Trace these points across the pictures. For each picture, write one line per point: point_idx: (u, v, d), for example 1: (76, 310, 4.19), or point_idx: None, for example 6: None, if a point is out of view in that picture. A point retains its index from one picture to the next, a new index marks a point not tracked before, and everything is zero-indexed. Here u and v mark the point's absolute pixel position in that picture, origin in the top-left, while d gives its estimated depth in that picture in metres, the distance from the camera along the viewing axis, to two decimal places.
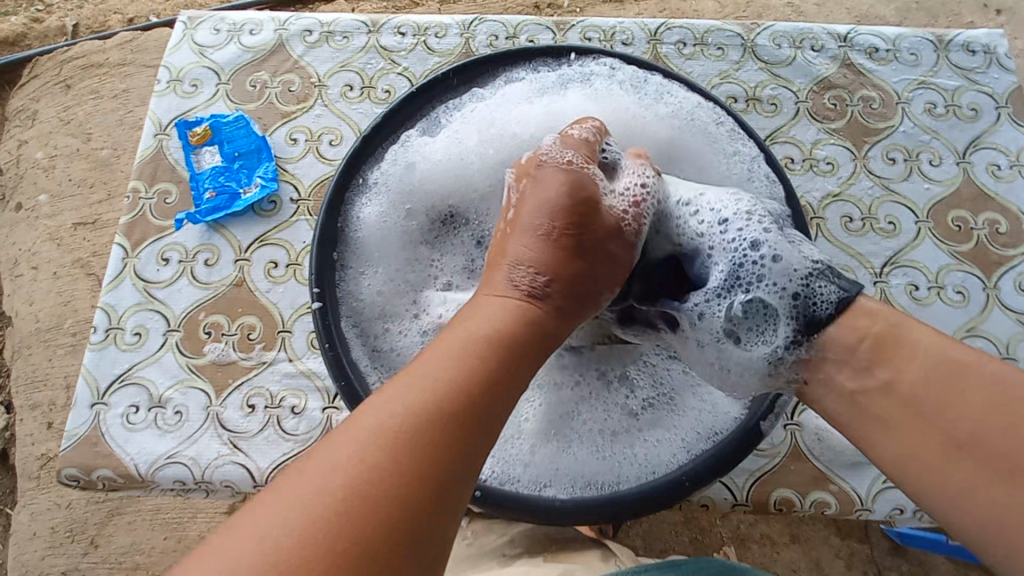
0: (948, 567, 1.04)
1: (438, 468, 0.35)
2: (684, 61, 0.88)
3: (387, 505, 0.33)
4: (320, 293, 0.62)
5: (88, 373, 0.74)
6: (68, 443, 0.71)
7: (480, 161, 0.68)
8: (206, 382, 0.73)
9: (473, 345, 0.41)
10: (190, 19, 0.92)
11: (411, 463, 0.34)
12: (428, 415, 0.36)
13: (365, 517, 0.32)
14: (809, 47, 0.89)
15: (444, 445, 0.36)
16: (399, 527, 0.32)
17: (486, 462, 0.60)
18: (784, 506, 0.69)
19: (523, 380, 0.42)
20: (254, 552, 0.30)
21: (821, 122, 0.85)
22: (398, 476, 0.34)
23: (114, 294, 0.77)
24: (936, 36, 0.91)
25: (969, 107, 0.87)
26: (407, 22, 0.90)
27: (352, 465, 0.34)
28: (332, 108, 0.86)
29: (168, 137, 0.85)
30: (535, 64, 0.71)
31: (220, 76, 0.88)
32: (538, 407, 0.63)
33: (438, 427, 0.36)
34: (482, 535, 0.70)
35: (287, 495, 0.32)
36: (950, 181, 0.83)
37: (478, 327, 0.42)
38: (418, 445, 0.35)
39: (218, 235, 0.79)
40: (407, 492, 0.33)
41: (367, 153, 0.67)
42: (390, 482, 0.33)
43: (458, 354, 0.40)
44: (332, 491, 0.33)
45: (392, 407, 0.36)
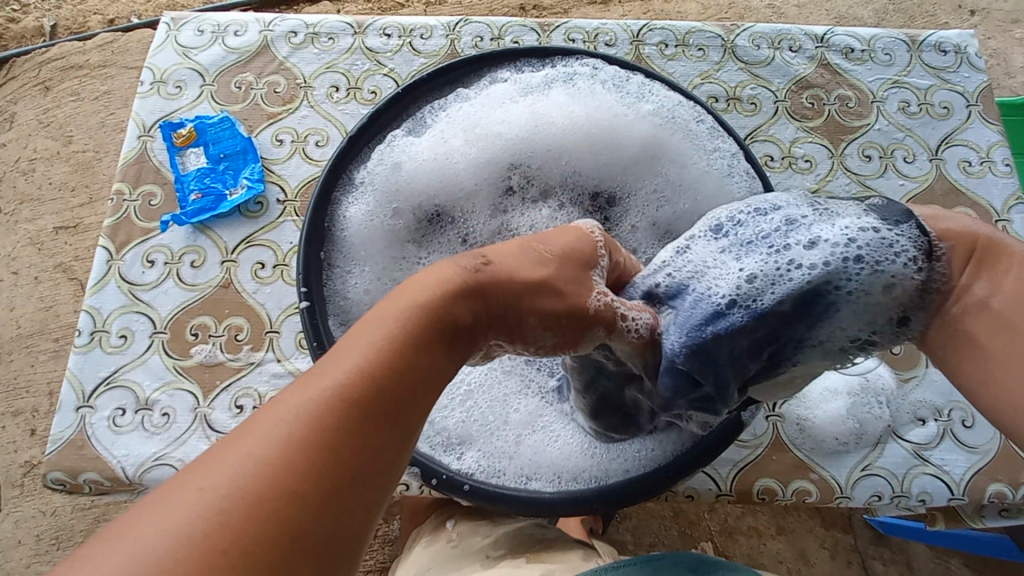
0: (928, 554, 1.07)
1: (326, 458, 0.33)
2: (666, 61, 0.90)
3: (281, 504, 0.31)
4: (308, 292, 0.62)
5: (73, 377, 0.73)
6: (53, 446, 0.70)
7: (465, 159, 0.70)
8: (193, 384, 0.73)
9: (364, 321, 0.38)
10: (173, 20, 0.92)
11: (301, 457, 0.33)
12: (312, 405, 0.34)
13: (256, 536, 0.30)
14: (787, 48, 0.91)
15: (333, 431, 0.34)
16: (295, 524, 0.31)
17: (473, 455, 0.62)
18: (766, 495, 0.71)
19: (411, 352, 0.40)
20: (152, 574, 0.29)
21: (799, 121, 0.87)
22: (293, 473, 0.32)
23: (98, 297, 0.77)
24: (909, 36, 0.93)
25: (941, 105, 0.89)
26: (392, 24, 0.91)
27: (247, 469, 0.32)
28: (318, 109, 0.86)
29: (152, 139, 0.84)
30: (518, 65, 0.71)
31: (204, 78, 0.88)
32: (518, 403, 0.65)
33: (325, 413, 0.34)
34: (468, 536, 0.69)
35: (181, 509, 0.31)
36: (923, 177, 0.85)
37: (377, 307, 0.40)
38: (308, 437, 0.33)
39: (204, 237, 0.79)
40: (302, 488, 0.32)
41: (354, 152, 0.67)
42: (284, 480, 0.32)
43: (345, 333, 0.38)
44: (224, 503, 0.31)
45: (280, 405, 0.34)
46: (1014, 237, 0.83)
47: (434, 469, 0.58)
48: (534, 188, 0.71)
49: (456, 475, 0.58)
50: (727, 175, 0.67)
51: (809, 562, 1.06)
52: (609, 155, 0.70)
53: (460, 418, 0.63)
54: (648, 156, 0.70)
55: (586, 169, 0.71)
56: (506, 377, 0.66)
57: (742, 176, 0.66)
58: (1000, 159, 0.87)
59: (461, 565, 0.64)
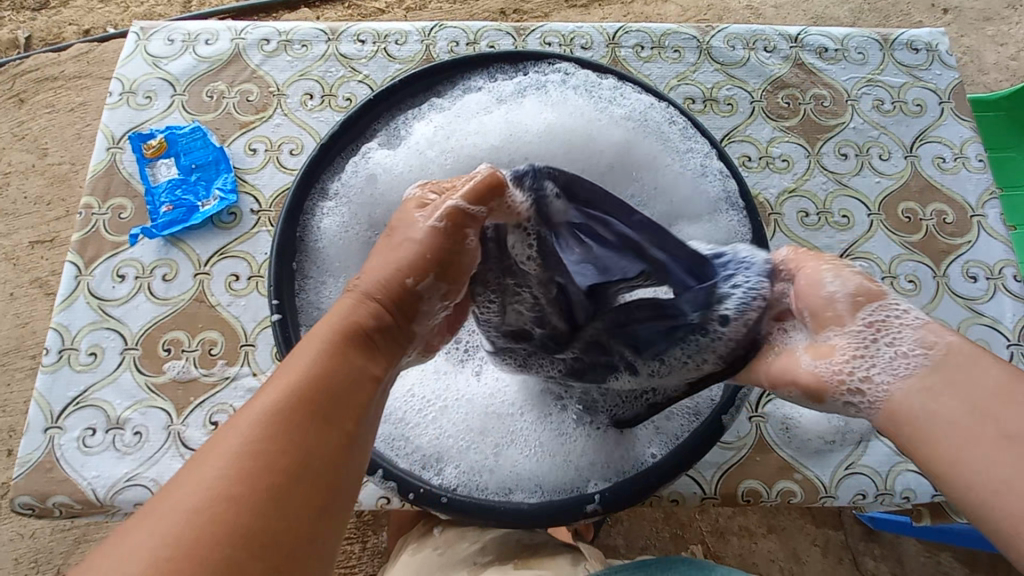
0: (919, 548, 1.07)
1: (271, 511, 0.34)
2: (643, 63, 0.90)
3: (241, 531, 0.33)
4: (279, 305, 0.60)
5: (41, 397, 0.71)
6: (21, 469, 0.68)
7: (441, 170, 0.68)
8: (167, 401, 0.71)
9: (270, 429, 0.37)
10: (143, 29, 0.90)
11: (244, 516, 0.34)
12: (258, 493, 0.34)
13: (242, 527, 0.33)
14: (762, 48, 0.92)
15: (283, 486, 0.35)
16: (272, 529, 0.34)
17: (454, 470, 0.60)
18: (751, 497, 0.70)
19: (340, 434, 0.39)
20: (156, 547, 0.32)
21: (775, 121, 0.88)
22: (233, 527, 0.33)
23: (67, 314, 0.75)
24: (881, 36, 0.94)
25: (914, 103, 0.90)
26: (366, 30, 0.90)
27: (199, 507, 0.33)
28: (292, 118, 0.85)
29: (122, 151, 0.82)
30: (491, 71, 0.71)
31: (175, 88, 0.86)
32: (545, 417, 0.63)
33: (267, 497, 0.35)
34: (453, 546, 0.67)
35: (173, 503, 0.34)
36: (899, 174, 0.86)
37: (258, 410, 0.38)
38: (255, 498, 0.34)
39: (176, 250, 0.78)
40: (253, 531, 0.33)
41: (327, 162, 0.67)
42: (228, 530, 0.33)
43: (253, 441, 0.36)
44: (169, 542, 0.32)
45: (220, 458, 0.35)
46: (988, 231, 0.84)
47: (411, 483, 0.56)
48: None
49: (434, 489, 0.57)
50: (701, 175, 0.68)
51: (801, 560, 1.06)
52: (584, 163, 0.68)
53: (441, 434, 0.61)
54: (621, 163, 0.69)
55: None
56: (523, 408, 0.63)
57: (717, 175, 0.68)
58: (974, 155, 0.88)
59: None
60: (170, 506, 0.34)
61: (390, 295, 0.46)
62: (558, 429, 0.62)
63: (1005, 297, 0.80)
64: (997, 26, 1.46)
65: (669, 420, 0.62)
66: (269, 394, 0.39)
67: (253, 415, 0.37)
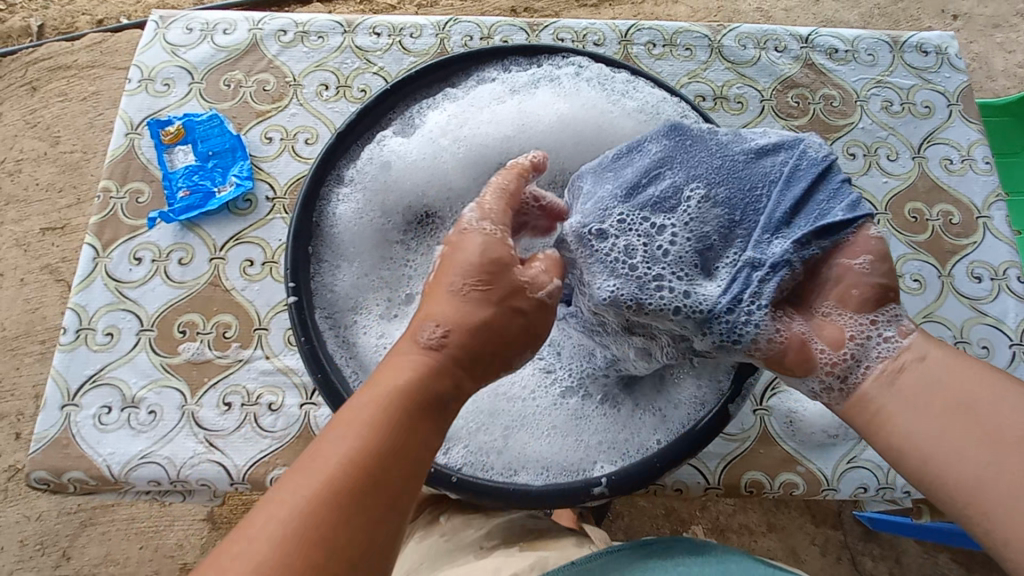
0: (917, 549, 1.08)
1: (337, 546, 0.36)
2: (654, 61, 0.91)
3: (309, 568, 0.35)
4: (295, 287, 0.62)
5: (58, 375, 0.72)
6: (38, 445, 0.69)
7: (454, 159, 0.70)
8: (181, 381, 0.72)
9: (348, 472, 0.38)
10: (162, 18, 0.91)
11: (316, 549, 0.35)
12: (318, 537, 0.35)
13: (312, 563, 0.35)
14: (773, 48, 0.93)
15: (351, 525, 0.36)
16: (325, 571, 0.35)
17: (460, 450, 0.61)
18: (754, 488, 0.71)
19: (415, 474, 0.40)
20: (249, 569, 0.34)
21: (784, 120, 0.89)
22: (305, 564, 0.34)
23: (84, 295, 0.76)
24: (891, 38, 0.95)
25: (922, 105, 0.91)
26: (382, 23, 0.91)
27: (285, 540, 0.35)
28: (307, 108, 0.86)
29: (140, 136, 0.84)
30: (506, 64, 0.72)
31: (193, 76, 0.87)
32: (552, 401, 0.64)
33: (326, 538, 0.36)
34: (460, 529, 0.68)
35: (263, 529, 0.35)
36: (906, 175, 0.87)
37: (335, 453, 0.38)
38: (318, 537, 0.35)
39: (192, 234, 0.79)
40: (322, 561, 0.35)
41: (343, 149, 0.68)
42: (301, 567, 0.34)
43: (323, 481, 0.37)
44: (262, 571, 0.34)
45: (305, 491, 0.37)
46: (994, 233, 0.85)
47: None
48: None
49: (444, 469, 0.58)
50: None
51: (800, 558, 1.07)
52: (596, 153, 0.69)
53: None
54: None
55: (573, 167, 0.70)
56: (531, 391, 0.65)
57: None
58: (981, 157, 0.89)
59: (452, 559, 0.63)
60: (259, 533, 0.35)
61: (457, 332, 0.46)
62: (565, 413, 0.64)
63: (1009, 298, 0.81)
64: (1006, 32, 1.47)
65: (677, 407, 0.63)
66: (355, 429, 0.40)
67: (333, 457, 0.38)
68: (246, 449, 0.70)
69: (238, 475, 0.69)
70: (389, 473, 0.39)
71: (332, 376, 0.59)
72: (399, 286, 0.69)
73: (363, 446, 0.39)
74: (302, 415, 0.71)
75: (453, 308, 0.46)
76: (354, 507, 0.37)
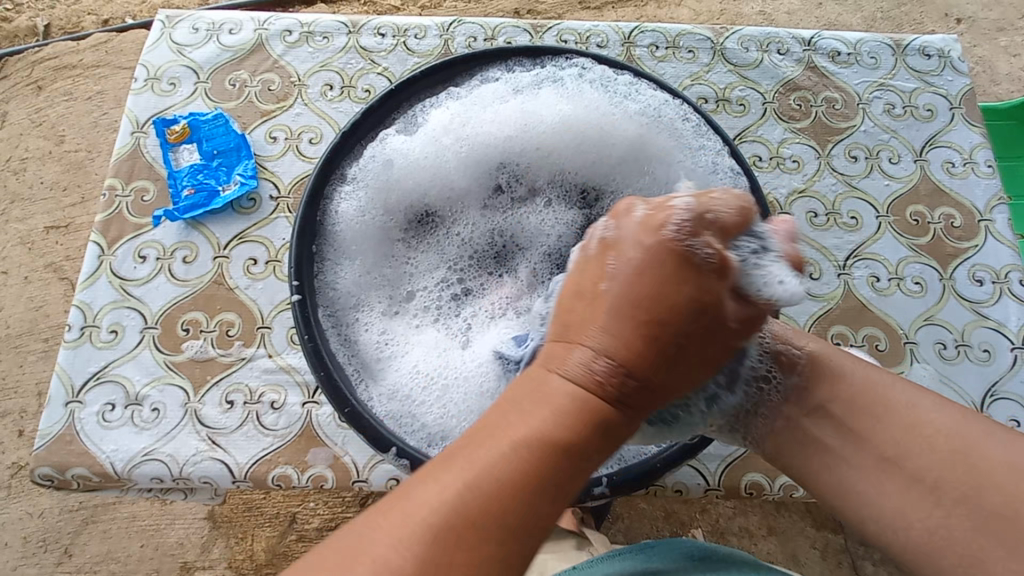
0: None
1: (468, 534, 0.34)
2: (657, 63, 0.91)
3: (453, 553, 0.33)
4: (299, 285, 0.62)
5: (63, 371, 0.73)
6: (42, 441, 0.70)
7: (456, 158, 0.70)
8: (184, 379, 0.73)
9: (508, 469, 0.35)
10: (168, 17, 0.92)
11: (454, 541, 0.33)
12: (438, 525, 0.34)
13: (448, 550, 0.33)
14: (775, 51, 0.93)
15: (511, 514, 0.34)
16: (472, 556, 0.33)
17: (454, 447, 0.60)
18: (754, 490, 0.72)
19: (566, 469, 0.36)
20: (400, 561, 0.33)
21: (787, 123, 0.89)
22: (466, 549, 0.33)
23: (89, 292, 0.77)
24: (893, 41, 0.95)
25: (925, 108, 0.91)
26: (386, 24, 0.91)
27: (461, 531, 0.34)
28: (312, 107, 0.86)
29: (146, 135, 0.84)
30: (509, 65, 0.73)
31: (198, 75, 0.88)
32: None
33: (478, 523, 0.34)
34: None
35: (406, 510, 0.35)
36: (908, 178, 0.87)
37: (494, 456, 0.36)
38: (457, 524, 0.34)
39: (197, 233, 0.79)
40: (493, 536, 0.34)
41: (347, 148, 0.68)
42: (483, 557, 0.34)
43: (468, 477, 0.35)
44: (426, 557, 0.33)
45: (444, 482, 0.35)
46: (996, 237, 0.85)
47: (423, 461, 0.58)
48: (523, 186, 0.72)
49: None
50: (712, 172, 0.68)
51: (800, 562, 1.07)
52: (597, 154, 0.70)
53: (446, 413, 0.62)
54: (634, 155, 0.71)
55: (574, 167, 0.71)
56: None
57: (728, 171, 0.68)
58: (983, 160, 0.89)
59: None
60: (409, 512, 0.34)
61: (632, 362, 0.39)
62: None
63: (1010, 302, 0.81)
64: (1010, 36, 1.47)
65: None
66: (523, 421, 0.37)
67: (461, 462, 0.36)
68: (248, 447, 0.70)
69: (240, 474, 0.69)
70: (543, 473, 0.36)
71: (333, 373, 0.59)
72: (399, 283, 0.69)
73: (519, 441, 0.36)
74: (304, 414, 0.72)
75: (618, 331, 0.39)
76: (495, 503, 0.34)
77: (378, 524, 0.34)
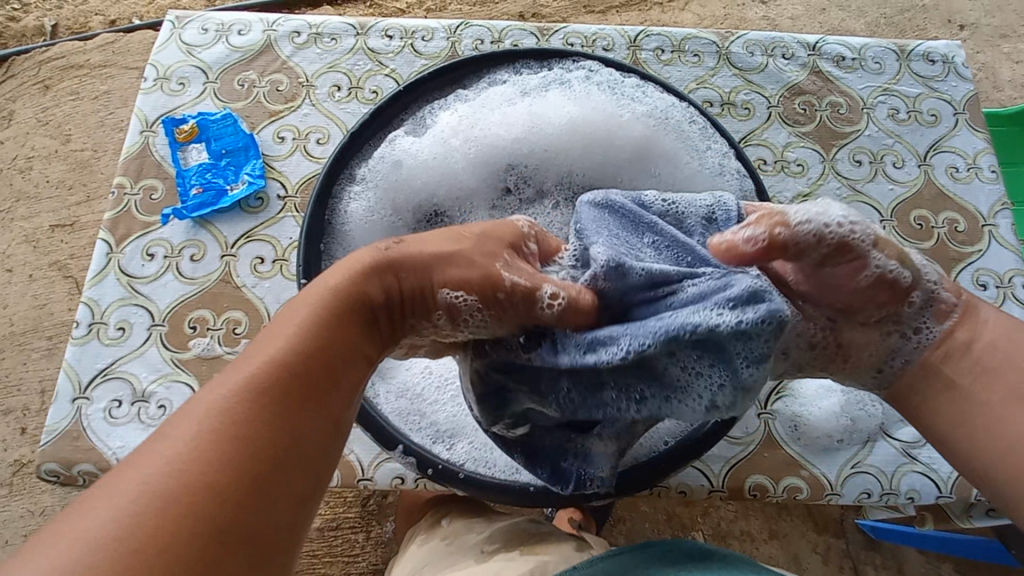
0: (919, 559, 1.08)
1: (253, 470, 0.36)
2: (662, 66, 0.92)
3: (207, 491, 0.35)
4: (307, 284, 0.63)
5: (70, 368, 0.73)
6: (48, 437, 0.70)
7: (464, 159, 0.71)
8: (190, 376, 0.73)
9: (234, 411, 0.37)
10: (178, 18, 0.93)
11: (225, 467, 0.36)
12: (221, 461, 0.36)
13: (216, 483, 0.35)
14: (780, 55, 0.94)
15: (257, 462, 0.37)
16: (236, 496, 0.35)
17: (463, 445, 0.61)
18: (758, 492, 0.72)
19: (319, 415, 0.40)
20: (113, 521, 0.33)
21: (791, 126, 0.89)
22: (213, 482, 0.35)
23: (97, 289, 0.77)
24: (898, 46, 0.96)
25: (929, 113, 0.91)
26: (394, 26, 0.92)
27: (183, 458, 0.35)
28: (320, 108, 0.87)
29: (154, 134, 0.85)
30: (517, 67, 0.73)
31: (208, 75, 0.89)
32: None
33: (238, 463, 0.36)
34: (462, 533, 0.68)
35: (148, 470, 0.35)
36: (912, 182, 0.87)
37: (241, 379, 0.39)
38: (232, 453, 0.36)
39: (204, 231, 0.80)
40: (230, 479, 0.35)
41: (356, 148, 0.69)
42: (204, 493, 0.35)
43: (226, 413, 0.37)
44: (177, 485, 0.34)
45: (225, 394, 0.38)
46: (999, 242, 0.85)
47: (429, 460, 0.58)
48: (530, 188, 0.72)
49: (450, 465, 0.59)
50: (719, 174, 0.69)
51: (802, 566, 1.06)
52: (604, 156, 0.71)
53: (456, 411, 0.63)
54: (640, 158, 0.71)
55: (581, 169, 0.71)
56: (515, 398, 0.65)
57: (734, 174, 0.69)
58: (986, 165, 0.89)
59: (457, 559, 0.63)
60: (165, 452, 0.36)
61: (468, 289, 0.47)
62: None
63: (1014, 306, 0.81)
64: (1013, 43, 1.47)
65: None
66: (273, 344, 0.41)
67: (236, 384, 0.39)
68: None
69: None
70: (274, 412, 0.38)
71: None
72: None
73: (275, 368, 0.40)
74: None
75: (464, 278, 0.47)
76: (262, 437, 0.37)
77: (181, 431, 0.37)
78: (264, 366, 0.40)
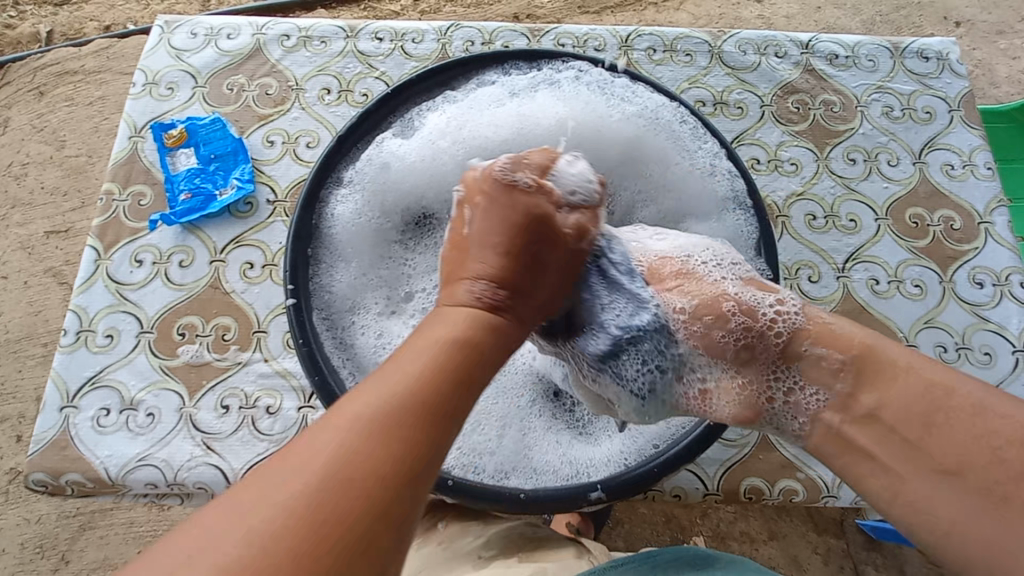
0: (920, 559, 1.07)
1: (354, 484, 0.33)
2: (654, 66, 0.91)
3: (287, 519, 0.31)
4: (294, 289, 0.62)
5: (58, 377, 0.72)
6: (36, 447, 0.69)
7: (453, 161, 0.70)
8: (179, 384, 0.72)
9: (358, 423, 0.35)
10: (167, 23, 0.92)
11: (326, 486, 0.32)
12: (330, 475, 0.33)
13: (339, 505, 0.32)
14: (773, 54, 0.93)
15: (354, 475, 0.33)
16: (362, 513, 0.32)
17: (451, 452, 0.60)
18: (754, 495, 0.71)
19: (424, 446, 0.36)
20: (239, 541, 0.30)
21: (785, 125, 0.89)
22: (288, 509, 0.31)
23: (85, 297, 0.76)
24: (891, 43, 0.95)
25: (923, 110, 0.91)
26: (384, 28, 0.92)
27: (296, 484, 0.32)
28: (309, 111, 0.86)
29: (143, 140, 0.85)
30: (506, 67, 0.72)
31: (196, 80, 0.88)
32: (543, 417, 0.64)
33: (347, 477, 0.33)
34: (458, 537, 0.67)
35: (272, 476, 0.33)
36: (907, 180, 0.86)
37: (374, 395, 0.36)
38: (332, 473, 0.33)
39: (193, 237, 0.79)
40: (348, 500, 0.32)
41: (343, 151, 0.68)
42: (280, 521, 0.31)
43: (365, 424, 0.35)
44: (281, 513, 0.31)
45: (346, 416, 0.35)
46: (996, 239, 0.84)
47: None
48: None
49: (439, 471, 0.57)
50: (710, 174, 0.69)
51: (802, 568, 1.05)
52: (594, 156, 0.70)
53: None
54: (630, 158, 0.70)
55: None
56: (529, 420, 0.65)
57: (725, 174, 0.68)
58: (982, 162, 0.88)
59: (450, 566, 0.63)
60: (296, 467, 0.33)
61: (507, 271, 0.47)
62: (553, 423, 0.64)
63: (1011, 304, 0.80)
64: (1010, 39, 1.47)
65: None
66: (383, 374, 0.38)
67: (352, 407, 0.36)
68: (243, 452, 0.70)
69: (236, 479, 0.69)
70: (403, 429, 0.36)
71: (329, 378, 0.59)
72: (396, 286, 0.69)
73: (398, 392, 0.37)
74: (299, 419, 0.71)
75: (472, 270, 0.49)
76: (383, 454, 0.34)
77: (294, 450, 0.34)
78: (396, 377, 0.38)
